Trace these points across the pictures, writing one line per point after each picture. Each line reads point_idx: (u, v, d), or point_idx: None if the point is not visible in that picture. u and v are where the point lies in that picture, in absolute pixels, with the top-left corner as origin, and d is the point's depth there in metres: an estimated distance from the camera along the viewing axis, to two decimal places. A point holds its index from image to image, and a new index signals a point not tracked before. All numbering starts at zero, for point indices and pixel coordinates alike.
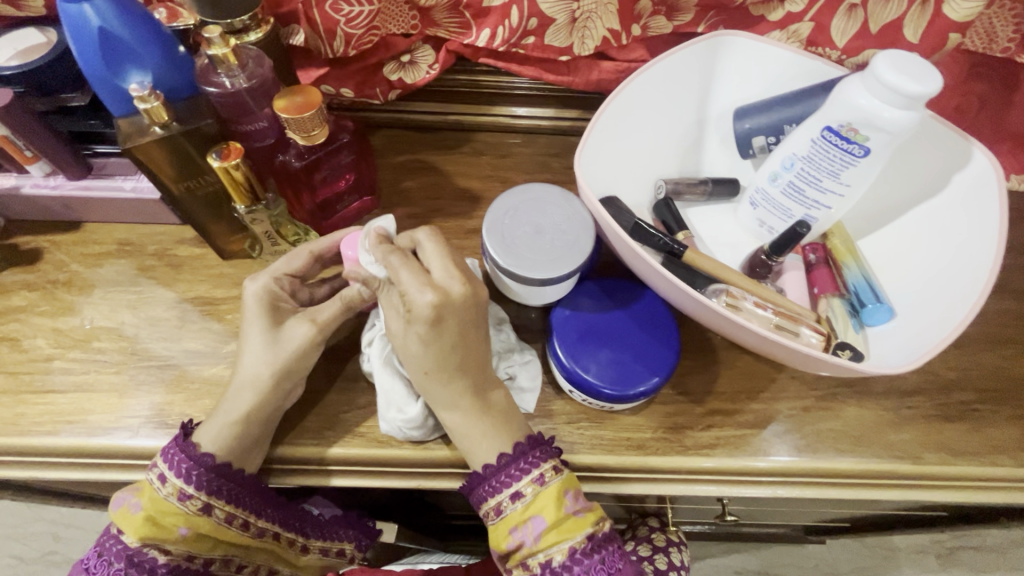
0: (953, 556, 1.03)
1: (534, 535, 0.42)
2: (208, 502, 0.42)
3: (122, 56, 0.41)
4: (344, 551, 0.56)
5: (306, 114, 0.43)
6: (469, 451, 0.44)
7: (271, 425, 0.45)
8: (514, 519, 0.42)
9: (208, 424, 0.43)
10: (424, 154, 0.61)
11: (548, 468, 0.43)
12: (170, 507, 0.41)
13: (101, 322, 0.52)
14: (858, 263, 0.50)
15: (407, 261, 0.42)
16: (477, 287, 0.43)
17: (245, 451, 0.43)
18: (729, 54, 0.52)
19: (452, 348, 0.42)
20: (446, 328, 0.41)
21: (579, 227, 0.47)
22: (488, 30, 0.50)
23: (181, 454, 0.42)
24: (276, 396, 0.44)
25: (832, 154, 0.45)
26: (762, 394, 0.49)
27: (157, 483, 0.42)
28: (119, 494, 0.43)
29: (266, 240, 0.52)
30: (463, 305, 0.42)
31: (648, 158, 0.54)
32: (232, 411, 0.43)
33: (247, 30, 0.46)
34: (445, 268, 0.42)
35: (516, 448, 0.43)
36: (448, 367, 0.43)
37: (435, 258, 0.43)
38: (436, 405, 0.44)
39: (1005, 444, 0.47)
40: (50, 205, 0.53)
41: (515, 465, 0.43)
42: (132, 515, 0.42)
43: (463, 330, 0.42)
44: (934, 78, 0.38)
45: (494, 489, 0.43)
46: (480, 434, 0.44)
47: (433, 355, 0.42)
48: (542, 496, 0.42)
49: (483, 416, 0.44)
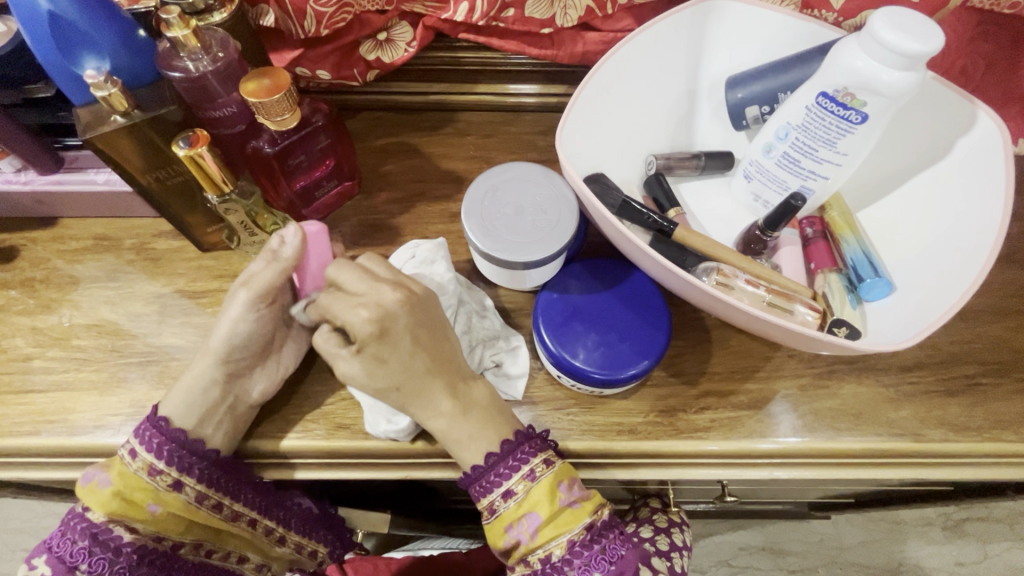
0: (959, 527, 1.02)
1: (530, 532, 0.41)
2: (178, 479, 0.42)
3: (75, 41, 0.39)
4: (314, 551, 0.54)
5: (275, 98, 0.41)
6: (458, 453, 0.43)
7: (232, 402, 0.44)
8: (508, 517, 0.41)
9: (174, 391, 0.44)
10: (407, 136, 0.59)
11: (538, 463, 0.42)
12: (139, 482, 0.42)
13: (80, 319, 0.51)
14: (857, 236, 0.48)
15: (333, 290, 0.42)
16: (409, 289, 0.42)
17: (201, 421, 0.43)
18: (720, 21, 0.50)
19: (412, 358, 0.41)
20: (397, 341, 0.41)
21: (560, 207, 0.45)
22: (465, 4, 0.48)
23: (152, 430, 0.43)
24: (229, 370, 0.44)
25: (828, 122, 0.43)
26: (758, 373, 0.48)
27: (127, 458, 0.42)
28: (88, 470, 0.43)
29: (243, 231, 0.50)
30: (404, 314, 0.41)
31: (636, 131, 0.52)
32: (196, 375, 0.44)
33: (210, 10, 0.44)
34: (370, 282, 0.42)
35: (504, 447, 0.42)
36: (416, 378, 0.42)
37: (358, 278, 0.42)
38: (419, 416, 0.43)
39: (1011, 418, 0.46)
40: (21, 201, 0.52)
41: (504, 463, 0.41)
42: (100, 490, 0.42)
43: (417, 341, 0.41)
44: (934, 36, 0.36)
45: (486, 489, 0.42)
46: (467, 435, 0.42)
47: (396, 372, 0.41)
48: (536, 492, 0.41)
49: (466, 415, 0.42)
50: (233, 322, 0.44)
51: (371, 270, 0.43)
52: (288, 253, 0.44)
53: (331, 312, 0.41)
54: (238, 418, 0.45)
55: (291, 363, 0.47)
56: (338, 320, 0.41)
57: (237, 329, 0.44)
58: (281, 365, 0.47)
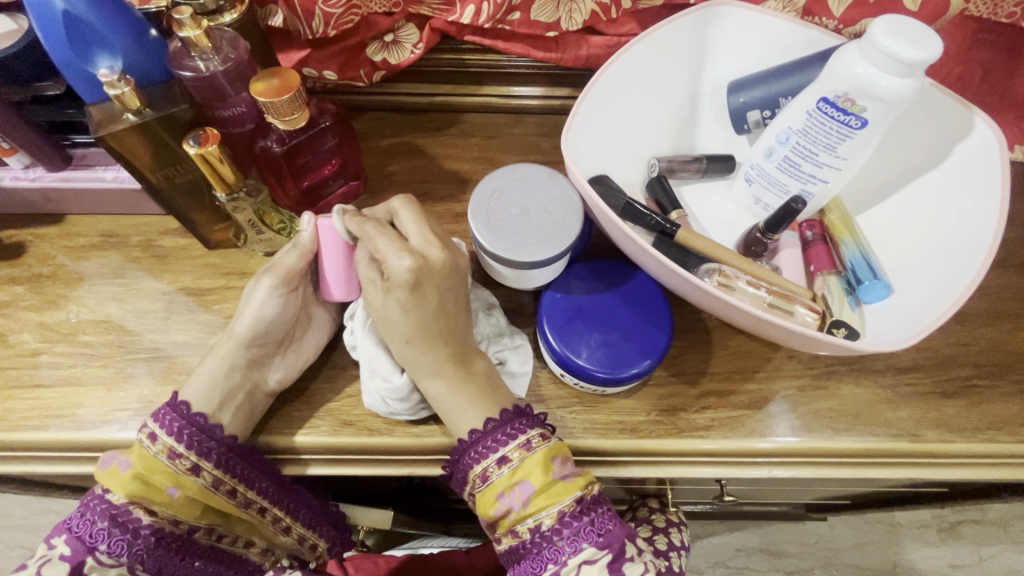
0: (954, 530, 1.03)
1: (522, 500, 0.41)
2: (197, 464, 0.43)
3: (90, 40, 0.39)
4: (315, 547, 0.55)
5: (285, 97, 0.41)
6: (451, 419, 0.44)
7: (252, 387, 0.45)
8: (499, 485, 0.42)
9: (193, 379, 0.45)
10: (411, 137, 0.59)
11: (534, 434, 0.42)
12: (159, 465, 0.42)
13: (87, 315, 0.51)
14: (855, 239, 0.49)
15: (383, 227, 0.42)
16: (455, 255, 0.43)
17: (219, 406, 0.44)
18: (723, 26, 0.51)
19: (434, 313, 0.42)
20: (428, 294, 0.42)
21: (565, 208, 0.46)
22: (472, 6, 0.49)
23: (173, 414, 0.43)
24: (253, 357, 0.46)
25: (828, 126, 0.43)
26: (758, 373, 0.49)
27: (147, 441, 0.42)
28: (108, 454, 0.43)
29: (250, 229, 0.50)
30: (442, 273, 0.42)
31: (640, 134, 0.53)
32: (217, 362, 0.45)
33: (221, 11, 0.44)
34: (424, 235, 0.43)
35: (502, 415, 0.43)
36: (431, 332, 0.43)
37: (414, 224, 0.43)
38: (420, 374, 0.44)
39: (1006, 419, 0.47)
40: (30, 198, 0.52)
41: (502, 431, 0.42)
42: (120, 473, 0.42)
43: (444, 298, 0.42)
44: (932, 43, 0.37)
45: (480, 455, 0.42)
46: (465, 403, 0.43)
47: (416, 321, 0.42)
48: (529, 461, 0.41)
49: (465, 384, 0.44)
50: (259, 307, 0.45)
51: (430, 225, 0.44)
52: (308, 239, 0.45)
53: (375, 248, 0.42)
54: (256, 405, 0.46)
55: (310, 351, 0.48)
56: (379, 256, 0.42)
57: (261, 314, 0.45)
58: (302, 355, 0.48)
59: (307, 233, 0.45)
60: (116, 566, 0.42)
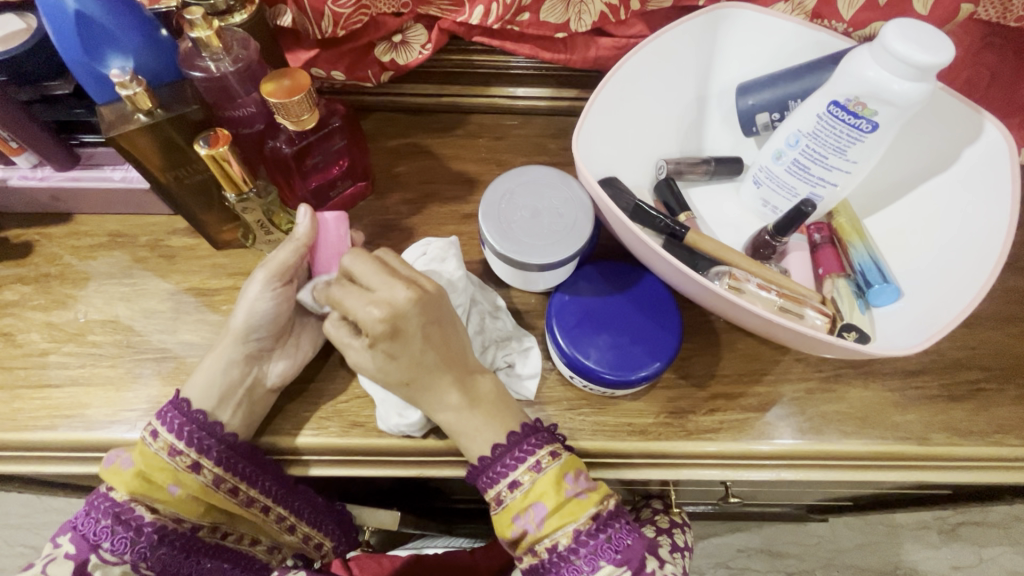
0: (955, 531, 1.04)
1: (536, 521, 0.41)
2: (197, 461, 0.43)
3: (101, 40, 0.39)
4: (321, 547, 0.55)
5: (296, 98, 0.41)
6: (464, 443, 0.44)
7: (252, 384, 0.45)
8: (514, 508, 0.42)
9: (194, 377, 0.45)
10: (419, 138, 0.59)
11: (543, 454, 0.42)
12: (160, 462, 0.42)
13: (95, 315, 0.51)
14: (865, 243, 0.48)
15: (348, 286, 0.41)
16: (423, 288, 0.42)
17: (220, 403, 0.44)
18: (731, 29, 0.51)
19: (421, 355, 0.42)
20: (409, 339, 0.41)
21: (575, 209, 0.46)
22: (481, 7, 0.48)
23: (175, 411, 0.43)
24: (249, 352, 0.46)
25: (839, 130, 0.43)
26: (766, 376, 0.49)
27: (149, 439, 0.43)
28: (111, 452, 0.44)
29: (259, 229, 0.50)
30: (418, 315, 0.41)
31: (648, 136, 0.53)
32: (216, 358, 0.45)
33: (231, 11, 0.44)
34: (385, 278, 0.41)
35: (511, 438, 0.43)
36: (423, 372, 0.42)
37: (375, 273, 0.41)
38: (428, 408, 0.43)
39: (1013, 423, 0.47)
40: (37, 197, 0.52)
41: (509, 455, 0.42)
42: (123, 471, 0.42)
43: (428, 337, 0.42)
44: (945, 48, 0.37)
45: (494, 479, 0.43)
46: (475, 425, 0.43)
47: (404, 368, 0.42)
48: (541, 483, 0.41)
49: (472, 408, 0.43)
50: (252, 303, 0.45)
51: (390, 268, 0.42)
52: (301, 232, 0.46)
53: (345, 307, 0.41)
54: (256, 402, 0.46)
55: (309, 348, 0.48)
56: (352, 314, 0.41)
57: (254, 308, 0.45)
58: (301, 350, 0.48)
59: (303, 226, 0.46)
60: (118, 565, 0.41)
